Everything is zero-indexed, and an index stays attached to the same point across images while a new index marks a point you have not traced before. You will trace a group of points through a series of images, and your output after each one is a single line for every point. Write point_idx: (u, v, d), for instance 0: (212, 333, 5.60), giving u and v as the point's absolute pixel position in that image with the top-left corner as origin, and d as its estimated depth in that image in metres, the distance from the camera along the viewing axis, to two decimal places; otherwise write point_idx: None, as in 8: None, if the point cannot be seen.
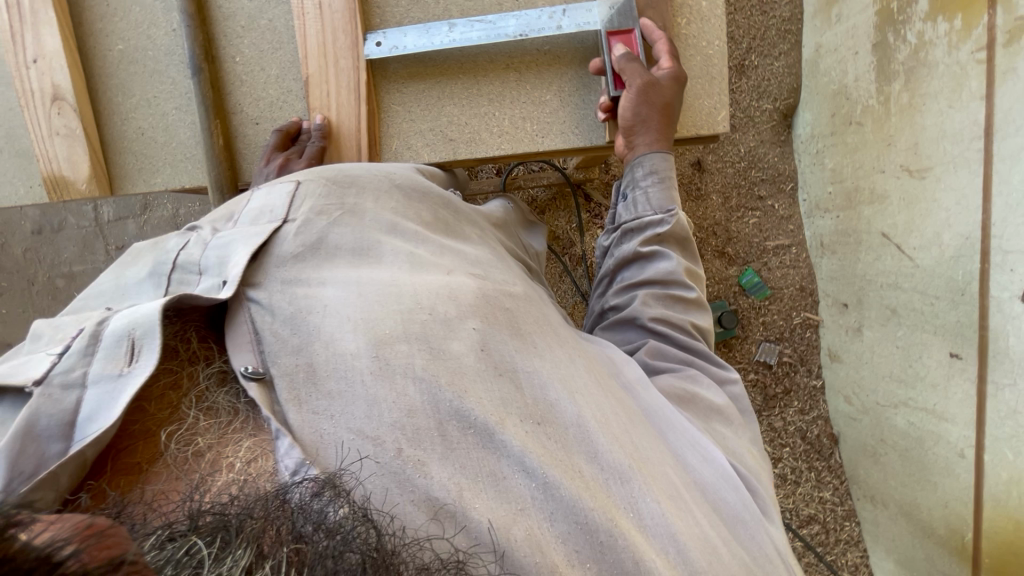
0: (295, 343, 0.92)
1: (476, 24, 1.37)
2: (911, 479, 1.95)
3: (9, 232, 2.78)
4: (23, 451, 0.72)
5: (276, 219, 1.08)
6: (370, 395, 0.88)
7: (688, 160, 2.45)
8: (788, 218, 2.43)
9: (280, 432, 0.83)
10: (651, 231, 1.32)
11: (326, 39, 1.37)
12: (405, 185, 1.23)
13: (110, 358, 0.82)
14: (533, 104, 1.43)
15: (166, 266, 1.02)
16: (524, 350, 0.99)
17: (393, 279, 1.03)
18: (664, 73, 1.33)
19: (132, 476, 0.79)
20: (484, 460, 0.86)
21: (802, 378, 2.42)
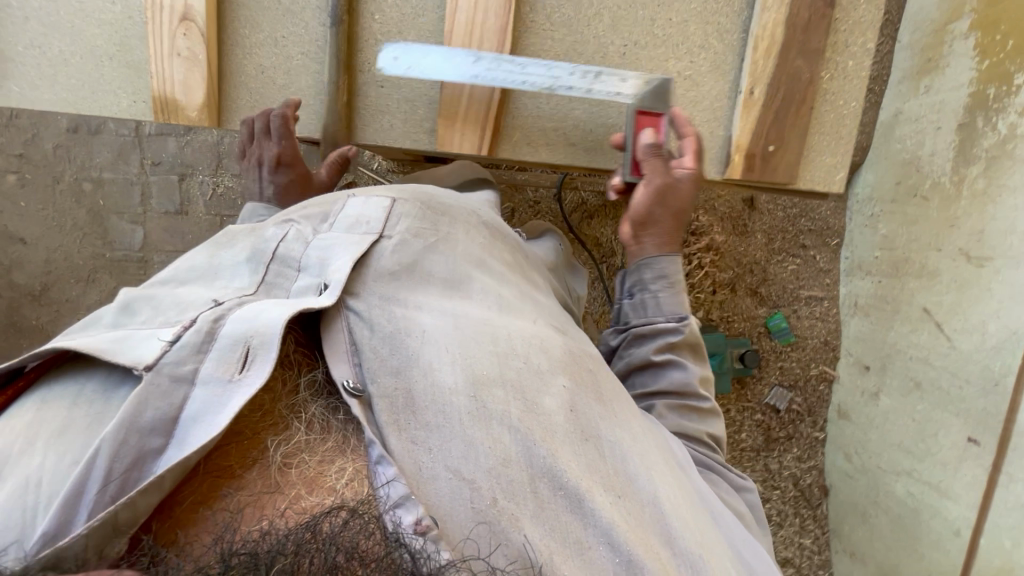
0: (394, 365, 1.05)
1: (502, 64, 1.48)
2: (897, 544, 2.04)
3: (42, 125, 2.66)
4: (126, 442, 0.82)
5: (371, 232, 1.28)
6: (465, 437, 0.98)
7: (741, 196, 2.47)
8: (826, 271, 2.46)
9: (382, 459, 0.93)
10: (663, 340, 1.39)
11: (476, 19, 1.46)
12: (489, 226, 1.52)
13: (222, 361, 0.92)
14: (657, 126, 1.59)
15: (263, 257, 1.25)
16: (607, 418, 1.11)
17: (487, 320, 1.18)
18: (683, 176, 1.44)
19: (224, 476, 0.91)
20: (571, 525, 0.96)
21: (805, 428, 2.48)
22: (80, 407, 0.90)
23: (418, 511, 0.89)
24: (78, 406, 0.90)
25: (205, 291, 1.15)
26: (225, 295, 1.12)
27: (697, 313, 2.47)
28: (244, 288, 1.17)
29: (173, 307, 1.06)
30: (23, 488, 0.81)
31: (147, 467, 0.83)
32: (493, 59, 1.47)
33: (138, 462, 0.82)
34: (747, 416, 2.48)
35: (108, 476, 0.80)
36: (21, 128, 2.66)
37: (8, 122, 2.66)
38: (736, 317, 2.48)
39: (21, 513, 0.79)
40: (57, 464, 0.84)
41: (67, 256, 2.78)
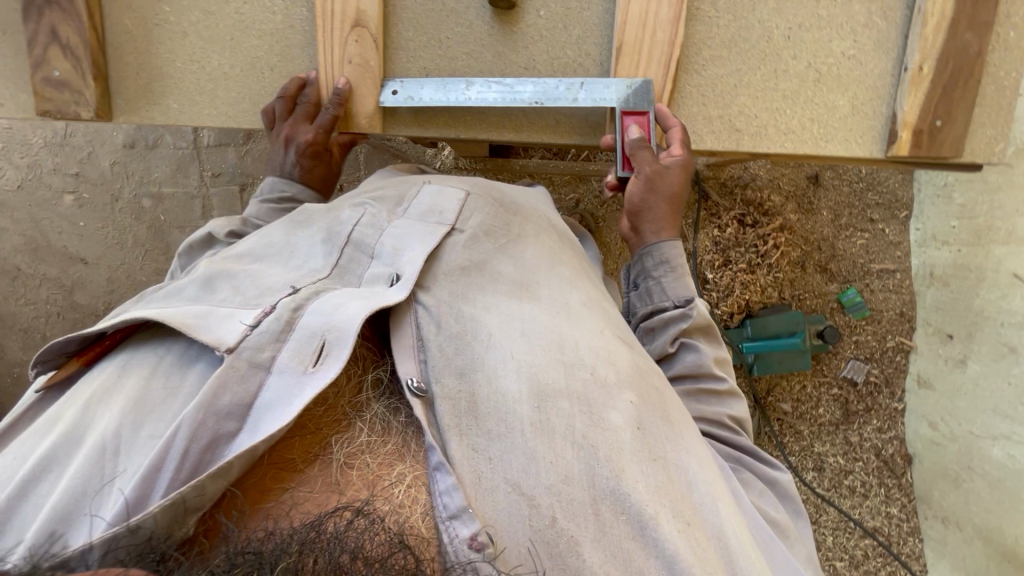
0: (459, 365, 0.77)
1: (493, 85, 1.09)
2: (998, 506, 1.99)
3: (97, 142, 2.45)
4: (204, 421, 0.63)
5: (444, 223, 0.93)
6: (528, 447, 0.71)
7: (805, 172, 2.31)
8: (896, 244, 2.28)
9: (441, 466, 0.69)
10: (672, 330, 1.06)
11: (650, 4, 1.09)
12: (560, 231, 1.07)
13: (299, 351, 0.70)
14: (825, 108, 1.15)
15: (338, 240, 0.90)
16: (674, 438, 0.78)
17: (552, 322, 0.84)
18: (673, 161, 1.09)
19: (286, 473, 0.69)
20: (632, 553, 0.68)
21: (884, 400, 2.34)
22: (158, 379, 0.71)
23: (476, 525, 0.66)
24: (155, 377, 0.71)
25: (280, 272, 0.84)
26: (303, 280, 0.82)
27: (774, 293, 2.29)
28: (317, 271, 0.85)
29: (255, 288, 0.79)
30: (97, 455, 0.64)
31: (221, 451, 0.63)
32: (486, 82, 1.10)
33: (213, 449, 0.63)
34: (824, 391, 2.34)
35: (183, 455, 0.61)
36: (76, 146, 2.45)
37: (62, 141, 2.44)
38: (807, 294, 2.31)
39: (91, 486, 0.63)
40: (138, 434, 0.66)
41: (130, 275, 2.51)
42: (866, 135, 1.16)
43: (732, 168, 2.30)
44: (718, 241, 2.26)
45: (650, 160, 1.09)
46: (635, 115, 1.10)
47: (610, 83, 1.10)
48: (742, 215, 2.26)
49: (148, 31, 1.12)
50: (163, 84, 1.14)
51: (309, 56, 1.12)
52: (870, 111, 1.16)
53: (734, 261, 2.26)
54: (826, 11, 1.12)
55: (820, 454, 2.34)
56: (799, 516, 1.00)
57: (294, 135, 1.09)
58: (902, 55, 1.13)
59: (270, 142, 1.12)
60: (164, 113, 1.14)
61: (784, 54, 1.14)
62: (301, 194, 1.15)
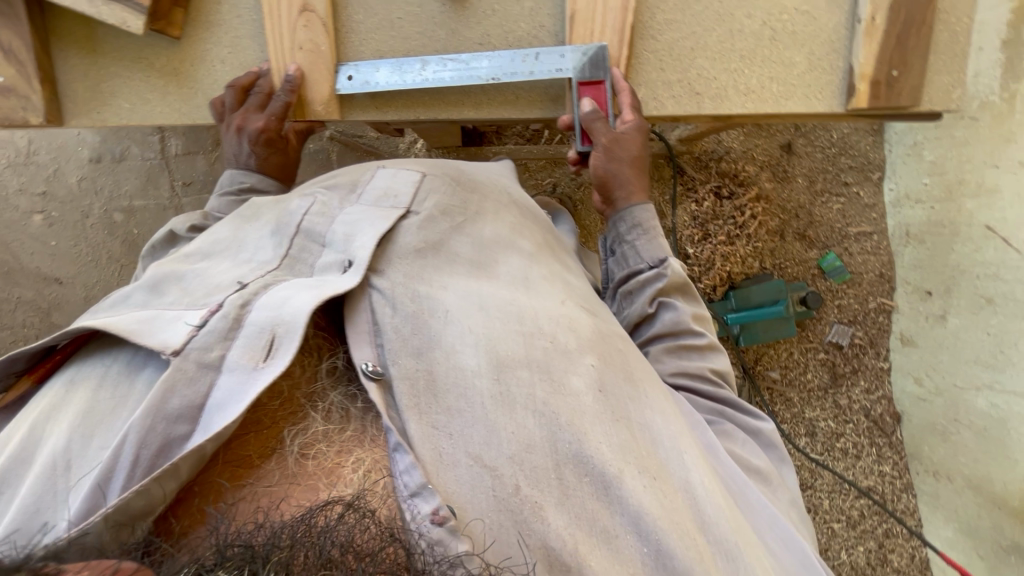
0: (416, 344, 0.75)
1: (448, 62, 1.08)
2: (986, 455, 1.98)
3: (62, 159, 2.41)
4: (153, 428, 0.61)
5: (399, 206, 0.90)
6: (489, 419, 0.70)
7: (777, 141, 2.32)
8: (872, 206, 2.29)
9: (399, 446, 0.67)
10: (648, 290, 1.06)
11: None
12: (522, 207, 1.06)
13: (249, 348, 0.67)
14: (782, 65, 1.15)
15: (288, 229, 0.86)
16: (638, 397, 0.78)
17: (510, 296, 0.83)
18: (627, 128, 1.10)
19: (242, 469, 0.67)
20: (598, 512, 0.68)
21: (870, 360, 2.32)
22: (105, 390, 0.68)
23: (436, 500, 0.64)
24: (102, 389, 0.68)
25: (229, 268, 0.81)
26: (251, 274, 0.79)
27: (755, 263, 2.27)
28: (266, 263, 0.82)
29: (203, 287, 0.76)
30: (47, 473, 0.63)
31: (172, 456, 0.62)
32: (442, 60, 1.09)
33: (165, 455, 0.62)
34: (810, 357, 2.32)
35: (133, 462, 0.60)
36: (41, 165, 2.41)
37: (26, 160, 2.40)
38: (787, 262, 2.31)
39: (44, 503, 0.61)
40: (88, 446, 0.65)
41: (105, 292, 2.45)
42: (825, 90, 1.17)
43: (706, 141, 2.30)
44: (697, 215, 2.25)
45: (605, 131, 1.09)
46: (589, 87, 1.09)
47: (565, 54, 1.09)
48: (717, 188, 2.25)
49: (90, 30, 1.10)
50: (114, 85, 1.12)
51: (259, 47, 1.10)
52: (828, 66, 1.16)
53: (714, 234, 2.24)
54: None
55: (811, 420, 2.31)
56: (785, 463, 1.00)
57: (245, 124, 1.06)
58: (854, 8, 1.14)
59: (222, 136, 1.09)
60: (117, 114, 1.13)
61: (738, 14, 1.14)
62: (258, 184, 1.09)
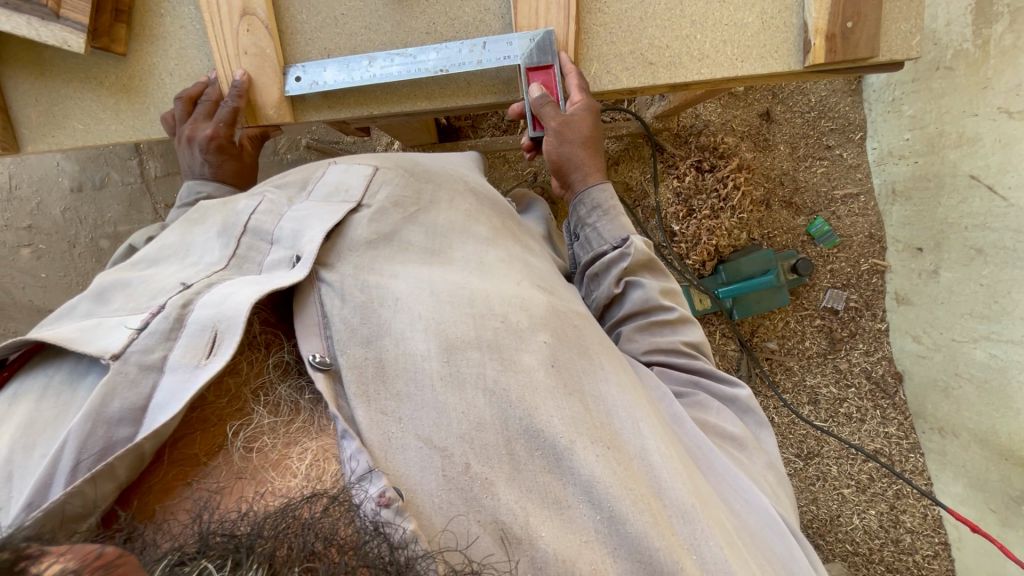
0: (365, 333, 0.73)
1: (395, 56, 1.07)
2: (989, 407, 1.90)
3: (45, 190, 2.42)
4: (93, 431, 0.59)
5: (350, 199, 0.89)
6: (439, 401, 0.70)
7: (755, 111, 2.30)
8: (856, 166, 2.26)
9: (347, 433, 0.66)
10: (614, 271, 1.04)
11: None
12: (480, 193, 1.05)
13: (191, 346, 0.67)
14: (735, 28, 1.13)
15: (235, 230, 0.85)
16: (591, 371, 0.79)
17: (463, 280, 0.83)
18: (577, 110, 1.09)
19: (187, 469, 0.66)
20: (551, 484, 0.68)
21: (867, 322, 2.28)
22: (48, 400, 0.68)
23: (383, 482, 0.63)
24: (45, 399, 0.68)
25: (175, 272, 0.80)
26: (196, 275, 0.78)
27: (742, 234, 2.23)
28: (213, 263, 0.81)
29: (146, 293, 0.75)
30: None
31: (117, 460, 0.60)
32: (388, 55, 1.08)
33: (106, 458, 0.60)
34: (807, 324, 2.30)
35: (73, 468, 0.58)
36: (24, 198, 2.42)
37: (10, 195, 2.42)
38: (775, 232, 2.30)
39: None
40: (28, 457, 0.63)
41: None
42: (781, 49, 1.15)
43: (683, 117, 2.28)
44: (680, 191, 2.20)
45: (554, 114, 1.08)
46: (538, 72, 1.09)
47: (511, 40, 1.09)
48: (698, 161, 2.19)
49: (37, 53, 1.09)
50: (65, 106, 1.11)
51: (207, 56, 1.10)
52: (782, 24, 1.14)
53: (698, 209, 2.18)
54: None
55: (813, 387, 2.29)
56: (762, 427, 0.99)
57: (194, 134, 1.05)
58: None
59: (176, 147, 1.08)
60: (71, 135, 1.12)
61: None
62: (214, 191, 1.09)
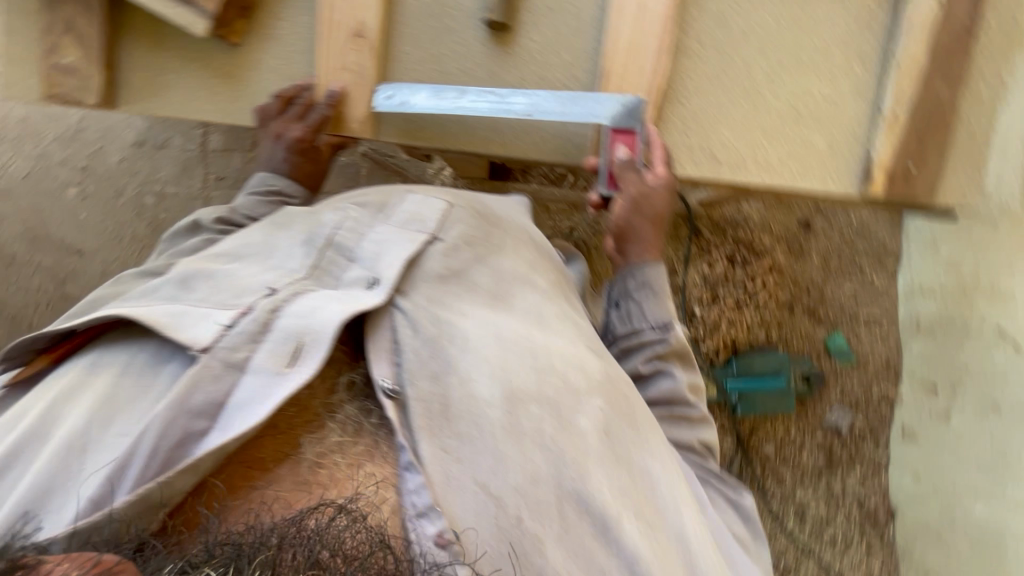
0: (433, 369, 0.77)
1: (485, 95, 1.12)
2: (979, 565, 1.87)
3: (109, 138, 2.51)
4: (175, 420, 0.66)
5: (424, 231, 0.93)
6: (497, 450, 0.72)
7: (795, 217, 2.31)
8: (884, 292, 2.25)
9: (411, 466, 0.71)
10: (646, 353, 1.08)
11: (639, 38, 1.12)
12: (540, 245, 1.08)
13: (274, 352, 0.71)
14: (803, 147, 1.19)
15: (319, 242, 0.89)
16: (639, 444, 0.81)
17: (526, 331, 0.84)
18: (658, 184, 1.12)
19: (253, 471, 0.70)
20: (595, 551, 0.72)
21: (867, 449, 2.24)
22: (128, 377, 0.75)
23: (443, 522, 0.67)
24: (125, 377, 0.75)
25: (258, 272, 0.84)
26: (281, 281, 0.82)
27: (761, 334, 2.26)
28: (295, 271, 0.85)
29: (226, 291, 0.79)
30: (67, 450, 0.69)
31: (188, 450, 0.66)
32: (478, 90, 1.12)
33: (182, 448, 0.66)
34: (808, 440, 2.25)
35: (151, 453, 0.65)
36: (88, 142, 2.52)
37: (75, 136, 2.52)
38: (792, 335, 2.27)
39: (63, 479, 0.68)
40: (107, 431, 0.71)
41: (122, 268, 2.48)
42: (841, 173, 1.19)
43: (724, 207, 2.30)
44: (707, 276, 2.25)
45: (636, 182, 1.12)
46: (623, 137, 1.10)
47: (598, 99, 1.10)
48: (731, 253, 2.27)
49: (157, 27, 1.17)
50: (168, 80, 1.18)
51: (307, 65, 1.17)
52: (847, 150, 1.19)
53: (722, 297, 2.25)
54: (807, 55, 1.17)
55: (801, 501, 2.24)
56: (757, 535, 1.02)
57: (283, 132, 1.13)
58: (877, 100, 1.17)
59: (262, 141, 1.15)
60: (166, 107, 1.19)
61: (765, 91, 1.18)
62: (285, 187, 1.14)
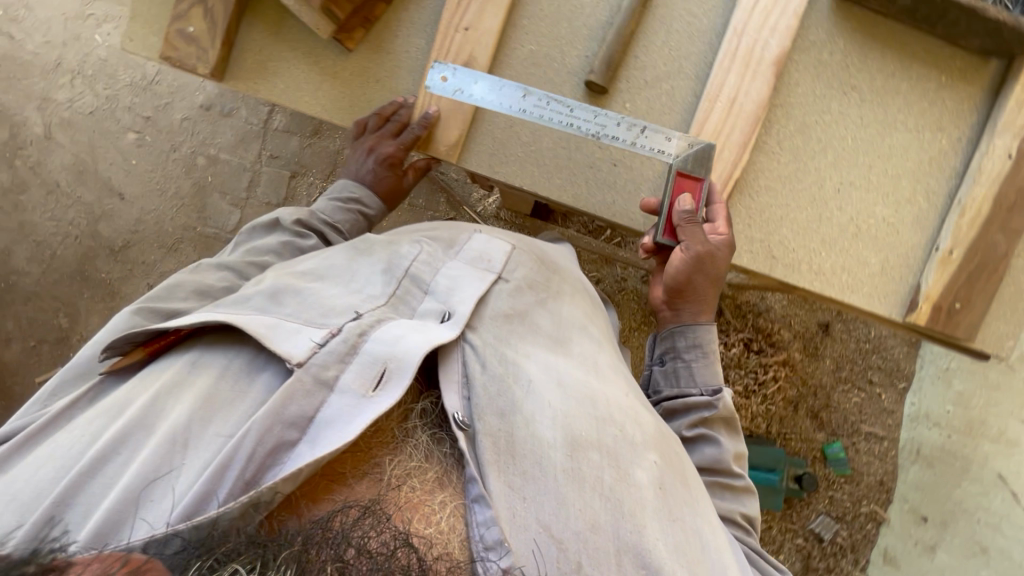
0: (501, 406, 0.81)
1: (552, 103, 1.14)
2: None
3: (177, 94, 2.44)
4: (271, 428, 0.68)
5: (491, 271, 0.98)
6: (560, 494, 0.76)
7: (817, 318, 2.29)
8: (889, 411, 2.27)
9: (480, 499, 0.73)
10: (693, 415, 1.10)
11: (725, 127, 1.17)
12: (592, 297, 1.14)
13: (360, 375, 0.75)
14: (855, 263, 1.23)
15: (398, 272, 0.94)
16: (690, 501, 0.85)
17: (586, 379, 0.89)
18: (719, 241, 1.13)
19: (331, 483, 0.72)
20: None
21: (845, 564, 2.23)
22: (225, 382, 0.77)
23: (509, 559, 0.70)
24: (225, 379, 0.77)
25: (341, 293, 0.89)
26: (365, 305, 0.87)
27: (762, 424, 2.24)
28: (376, 295, 0.89)
29: (315, 308, 0.84)
30: (168, 445, 0.70)
31: (280, 459, 0.68)
32: (544, 97, 1.15)
33: (275, 454, 0.68)
34: (789, 542, 2.23)
35: (248, 457, 0.67)
36: (158, 94, 2.44)
37: (147, 85, 2.43)
38: (793, 435, 2.26)
39: (161, 474, 0.68)
40: (207, 431, 0.72)
41: (158, 222, 2.41)
42: (889, 296, 1.23)
43: (751, 293, 2.27)
44: (721, 356, 2.24)
45: (697, 235, 1.13)
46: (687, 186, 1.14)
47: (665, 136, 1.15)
48: (749, 339, 2.25)
49: (282, 16, 1.23)
50: (278, 65, 1.23)
51: (413, 85, 1.23)
52: (897, 275, 1.23)
53: (731, 381, 2.23)
54: (876, 178, 1.22)
55: None
56: None
57: (377, 147, 1.22)
58: (936, 236, 1.22)
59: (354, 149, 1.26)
60: (270, 89, 1.24)
61: (831, 203, 1.22)
62: (363, 197, 1.29)
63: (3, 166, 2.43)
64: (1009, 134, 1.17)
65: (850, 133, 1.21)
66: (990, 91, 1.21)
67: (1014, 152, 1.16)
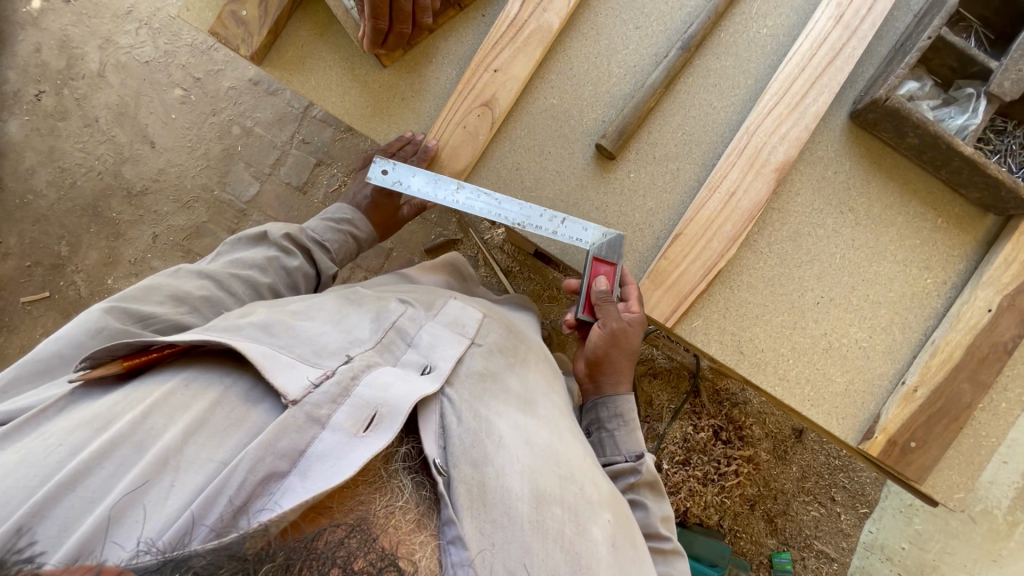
0: (473, 455, 0.83)
1: (484, 196, 1.18)
2: None
3: (230, 64, 2.55)
4: (263, 458, 0.71)
5: (465, 335, 1.03)
6: (525, 542, 0.78)
7: (791, 423, 2.25)
8: (845, 534, 2.19)
9: (455, 541, 0.77)
10: (621, 483, 1.09)
11: (722, 216, 1.19)
12: (553, 366, 1.20)
13: (350, 416, 0.78)
14: (819, 378, 1.23)
15: (385, 322, 0.99)
16: (638, 558, 0.89)
17: (550, 439, 0.93)
18: (631, 321, 1.18)
19: (319, 511, 0.74)
20: None
21: None
22: (222, 407, 0.77)
23: None
24: (220, 406, 0.77)
25: (332, 332, 0.93)
26: (355, 349, 0.91)
27: (714, 516, 2.16)
28: (364, 336, 0.95)
29: (309, 344, 0.89)
30: (155, 466, 0.69)
31: (270, 488, 0.72)
32: (474, 189, 1.18)
33: (267, 483, 0.71)
34: None
35: (240, 485, 0.69)
36: (213, 60, 2.55)
37: (205, 49, 2.55)
38: (742, 535, 2.18)
39: (143, 495, 0.68)
40: (196, 457, 0.72)
41: (179, 177, 2.48)
42: (847, 417, 1.23)
43: (731, 381, 2.27)
44: (688, 436, 2.19)
45: (611, 313, 1.17)
46: (603, 266, 1.18)
47: (583, 227, 1.20)
48: (719, 427, 2.21)
49: (331, 20, 1.29)
50: (315, 64, 1.29)
51: (434, 110, 1.28)
52: (858, 400, 1.23)
53: (692, 465, 2.15)
54: (857, 302, 1.23)
55: None
56: None
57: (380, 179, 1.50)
58: (903, 371, 1.23)
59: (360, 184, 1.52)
60: (302, 83, 1.30)
61: (808, 315, 1.24)
62: (357, 220, 1.44)
63: (51, 91, 2.52)
64: (992, 288, 1.17)
65: (840, 250, 1.24)
66: (982, 244, 1.23)
67: (994, 306, 1.17)
